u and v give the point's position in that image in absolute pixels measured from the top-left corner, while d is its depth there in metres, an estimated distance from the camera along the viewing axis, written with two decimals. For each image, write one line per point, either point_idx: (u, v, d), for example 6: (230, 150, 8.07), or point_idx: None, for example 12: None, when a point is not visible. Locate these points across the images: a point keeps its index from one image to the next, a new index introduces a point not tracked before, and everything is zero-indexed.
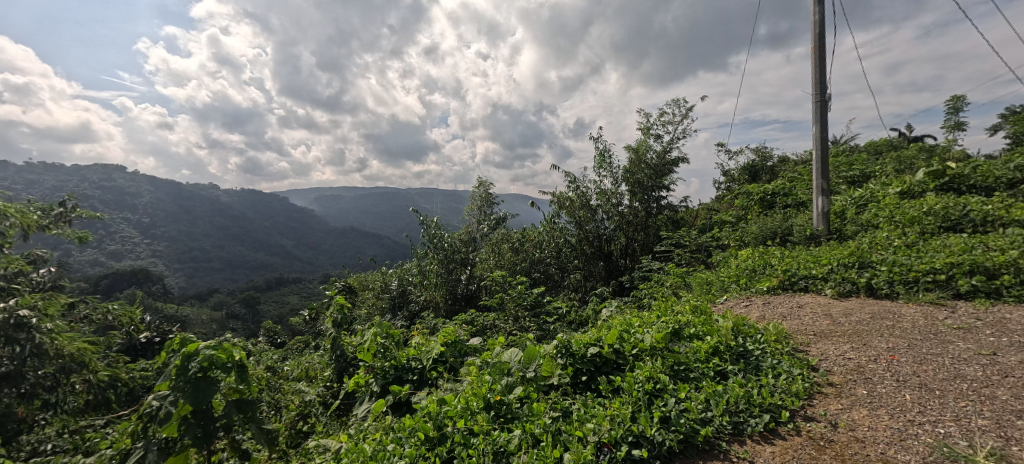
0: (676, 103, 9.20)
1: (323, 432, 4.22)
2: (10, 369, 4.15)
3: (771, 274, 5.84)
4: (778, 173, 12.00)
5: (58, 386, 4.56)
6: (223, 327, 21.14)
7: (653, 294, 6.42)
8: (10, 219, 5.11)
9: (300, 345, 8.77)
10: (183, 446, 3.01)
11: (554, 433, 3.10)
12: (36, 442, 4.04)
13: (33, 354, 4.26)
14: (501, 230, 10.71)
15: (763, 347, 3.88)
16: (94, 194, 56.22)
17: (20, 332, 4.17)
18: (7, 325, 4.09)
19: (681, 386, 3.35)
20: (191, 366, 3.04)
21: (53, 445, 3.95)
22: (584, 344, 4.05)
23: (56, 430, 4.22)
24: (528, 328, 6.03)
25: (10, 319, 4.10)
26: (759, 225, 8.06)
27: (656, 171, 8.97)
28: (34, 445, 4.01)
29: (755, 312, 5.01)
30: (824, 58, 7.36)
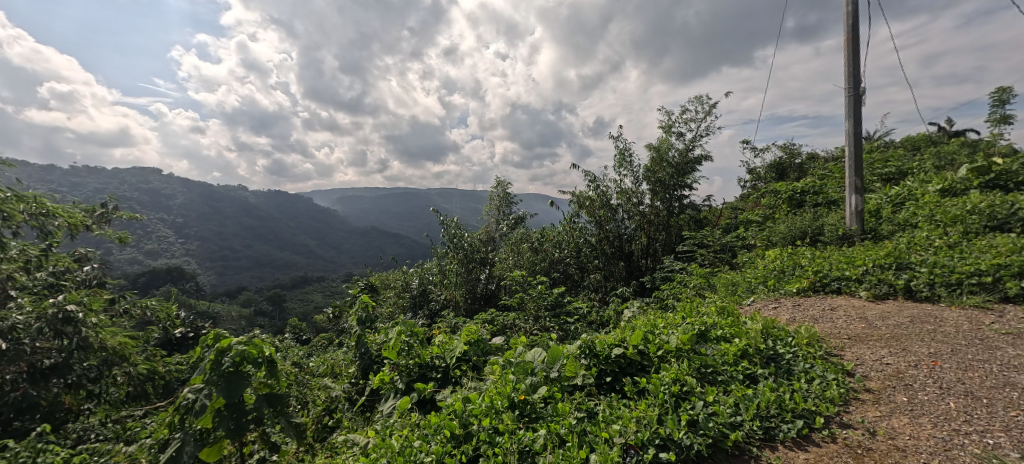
0: (700, 100, 9.06)
1: (348, 427, 4.31)
2: (59, 361, 4.38)
3: (801, 275, 5.69)
4: (807, 171, 11.65)
5: (101, 378, 4.72)
6: (252, 324, 21.75)
7: (676, 294, 6.32)
8: (58, 219, 5.39)
9: (324, 342, 8.93)
10: (217, 438, 3.11)
11: (579, 433, 3.09)
12: (80, 430, 4.20)
13: (79, 347, 4.43)
14: (520, 229, 10.72)
15: (794, 351, 3.78)
16: (130, 195, 58.72)
17: (68, 326, 4.39)
18: (56, 319, 4.33)
19: (710, 390, 3.29)
20: (224, 361, 3.15)
21: (95, 433, 4.15)
22: (608, 344, 4.02)
23: (99, 418, 4.41)
24: (549, 328, 6.01)
25: (58, 313, 4.35)
26: (788, 224, 7.84)
27: (678, 170, 8.84)
28: (79, 433, 4.17)
29: (784, 314, 4.87)
30: (857, 51, 7.11)
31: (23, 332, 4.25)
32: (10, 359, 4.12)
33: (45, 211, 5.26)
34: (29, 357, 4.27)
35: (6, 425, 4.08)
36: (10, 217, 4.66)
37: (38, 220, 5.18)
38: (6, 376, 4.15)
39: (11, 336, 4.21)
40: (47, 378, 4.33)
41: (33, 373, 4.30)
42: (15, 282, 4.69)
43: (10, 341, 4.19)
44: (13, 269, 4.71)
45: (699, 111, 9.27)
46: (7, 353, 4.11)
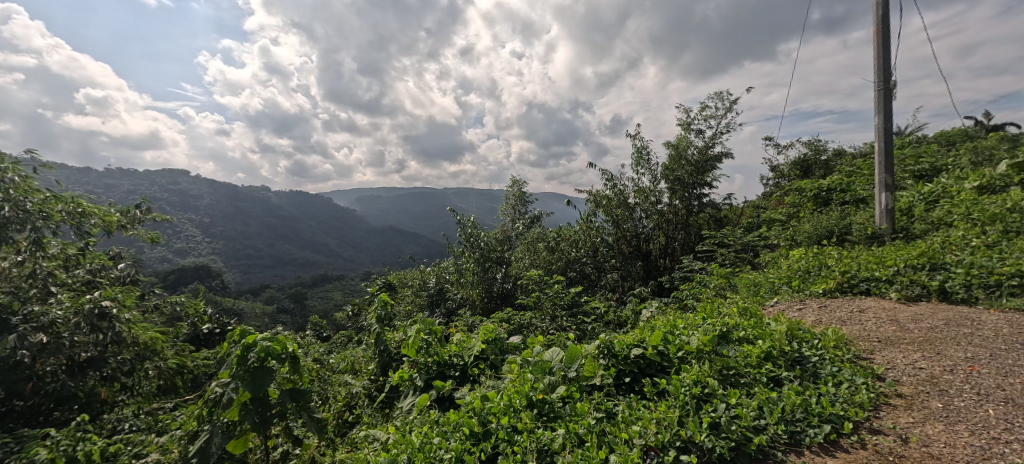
0: (721, 96, 8.88)
1: (368, 423, 4.36)
2: (95, 354, 4.50)
3: (827, 275, 5.52)
4: (833, 168, 11.31)
5: (134, 371, 4.90)
6: (274, 321, 22.23)
7: (695, 295, 6.21)
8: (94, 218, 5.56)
9: (343, 339, 9.05)
10: (243, 431, 3.13)
11: (598, 434, 3.05)
12: (115, 421, 4.32)
13: (113, 341, 4.61)
14: (536, 228, 10.67)
15: (820, 354, 3.66)
16: (159, 196, 60.71)
17: (103, 321, 4.54)
18: (91, 314, 4.48)
19: (732, 392, 3.22)
20: (250, 356, 3.21)
21: (129, 424, 4.28)
22: (627, 345, 3.97)
23: (132, 410, 4.57)
24: (566, 328, 5.97)
25: (94, 308, 4.50)
26: (813, 223, 7.62)
27: (698, 167, 8.70)
28: (114, 424, 4.30)
29: (809, 315, 4.73)
30: (888, 42, 6.87)
31: (62, 327, 4.38)
32: (51, 351, 4.18)
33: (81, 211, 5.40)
34: (68, 350, 4.31)
35: (47, 414, 4.22)
36: (48, 216, 4.78)
37: (75, 219, 5.33)
38: (46, 368, 4.20)
39: (50, 330, 4.33)
40: (83, 371, 4.46)
41: (72, 366, 4.38)
42: (54, 279, 4.82)
43: (51, 335, 4.31)
44: (52, 267, 4.88)
45: (719, 108, 9.11)
46: (48, 346, 4.18)
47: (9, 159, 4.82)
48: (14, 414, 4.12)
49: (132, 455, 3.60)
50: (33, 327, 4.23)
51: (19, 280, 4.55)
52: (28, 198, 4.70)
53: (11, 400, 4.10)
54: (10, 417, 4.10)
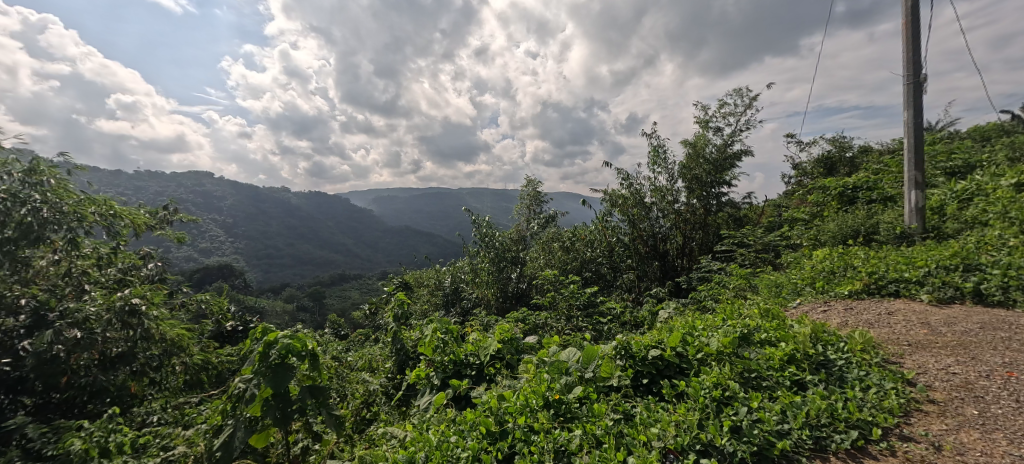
0: (740, 92, 8.71)
1: (386, 421, 4.38)
2: (125, 350, 4.67)
3: (853, 277, 5.35)
4: (859, 165, 10.99)
5: (162, 366, 5.09)
6: (295, 320, 22.60)
7: (713, 296, 6.09)
8: (124, 220, 5.72)
9: (361, 338, 9.15)
10: (264, 426, 3.22)
11: (616, 435, 3.01)
12: (144, 414, 4.44)
13: (142, 337, 4.81)
14: (551, 228, 10.58)
15: (847, 357, 3.54)
16: (184, 197, 62.40)
17: (133, 318, 4.73)
18: (122, 311, 4.64)
19: (753, 395, 3.14)
20: (272, 353, 3.24)
21: (157, 417, 4.39)
22: (644, 346, 3.90)
23: (160, 404, 4.67)
24: (582, 328, 5.92)
25: (125, 306, 4.65)
26: (839, 222, 7.40)
27: (716, 166, 8.57)
28: (144, 417, 4.42)
29: (835, 318, 4.58)
30: (917, 34, 6.63)
31: (95, 323, 4.47)
32: (84, 346, 4.29)
33: (113, 212, 5.55)
34: (101, 345, 4.45)
35: (81, 406, 4.37)
36: (83, 217, 4.88)
37: (107, 220, 5.35)
38: (80, 362, 4.31)
39: (84, 326, 4.39)
40: (115, 365, 4.61)
41: (103, 361, 4.52)
42: (88, 277, 4.95)
43: (86, 331, 4.38)
44: (86, 266, 5.00)
45: (738, 105, 8.95)
46: (82, 341, 4.29)
47: (47, 161, 4.92)
48: (52, 405, 4.30)
49: (160, 447, 3.71)
50: (67, 323, 4.30)
51: (55, 278, 4.71)
52: (64, 200, 4.85)
53: (48, 393, 4.25)
54: (48, 408, 4.27)
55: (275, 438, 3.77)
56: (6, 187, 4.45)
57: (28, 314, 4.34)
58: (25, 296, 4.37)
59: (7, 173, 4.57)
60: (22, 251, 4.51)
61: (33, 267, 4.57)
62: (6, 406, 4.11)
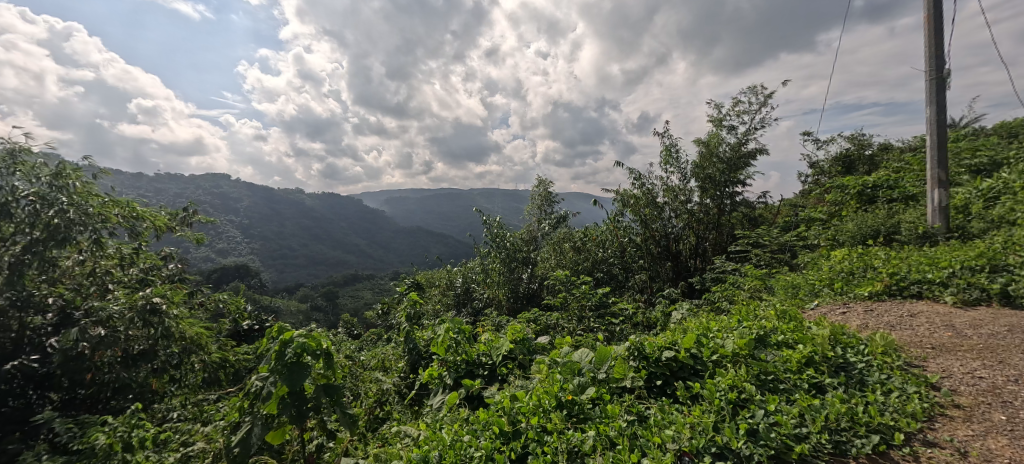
0: (755, 90, 8.58)
1: (398, 419, 4.40)
2: (146, 347, 4.72)
3: (873, 278, 5.23)
4: (879, 163, 10.75)
5: (182, 364, 5.15)
6: (309, 319, 22.88)
7: (728, 297, 6.00)
8: (146, 222, 5.82)
9: (373, 337, 9.23)
10: (280, 423, 3.23)
11: (630, 437, 2.97)
12: (165, 410, 4.57)
13: (163, 335, 4.82)
14: (563, 228, 10.52)
15: (867, 360, 3.46)
16: (200, 199, 63.58)
17: (155, 317, 4.75)
18: (144, 310, 4.67)
19: (770, 398, 3.08)
20: (287, 352, 3.28)
21: (177, 413, 4.49)
22: (658, 347, 3.86)
23: (180, 401, 4.79)
24: (594, 328, 5.88)
25: (147, 304, 4.69)
26: (858, 222, 7.25)
27: (730, 165, 8.46)
28: (165, 413, 4.53)
29: (854, 320, 4.48)
30: (940, 29, 6.47)
31: (119, 321, 4.52)
32: (108, 344, 4.35)
33: (135, 213, 5.65)
34: (124, 343, 4.53)
35: (105, 402, 4.50)
36: (107, 220, 5.02)
37: (130, 222, 5.50)
38: (104, 359, 4.38)
39: (109, 324, 4.48)
40: (137, 362, 4.64)
41: (126, 358, 4.57)
42: (111, 277, 5.08)
43: (109, 329, 4.47)
44: (109, 265, 5.14)
45: (753, 102, 8.83)
46: (106, 338, 4.35)
47: (72, 164, 5.04)
48: (77, 400, 4.43)
49: (180, 443, 3.81)
50: (92, 321, 4.39)
51: (81, 278, 4.87)
52: (89, 202, 4.96)
53: (75, 389, 4.37)
54: (74, 403, 4.41)
55: (291, 435, 3.78)
56: (35, 190, 4.53)
57: (56, 312, 4.51)
58: (52, 295, 4.51)
59: (36, 177, 4.70)
60: (50, 252, 4.54)
61: (60, 267, 4.69)
62: (35, 400, 4.24)
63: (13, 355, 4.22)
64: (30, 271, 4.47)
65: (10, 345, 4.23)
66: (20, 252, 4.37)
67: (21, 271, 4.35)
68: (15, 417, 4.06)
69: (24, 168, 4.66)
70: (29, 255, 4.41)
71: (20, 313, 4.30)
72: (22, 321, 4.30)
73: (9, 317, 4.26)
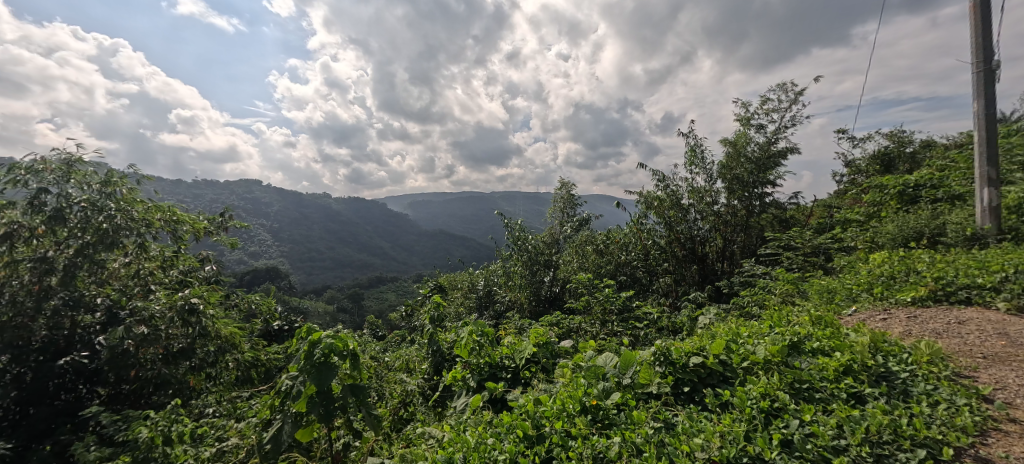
0: (785, 87, 8.30)
1: (422, 421, 4.42)
2: (186, 345, 4.86)
3: (916, 282, 4.98)
4: (922, 161, 10.27)
5: (218, 362, 5.29)
6: (336, 319, 23.35)
7: (758, 301, 5.80)
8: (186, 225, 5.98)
9: (397, 339, 9.32)
10: (309, 421, 3.27)
11: (657, 444, 2.89)
12: (201, 406, 4.75)
13: (201, 334, 4.95)
14: (584, 231, 10.10)
15: (911, 369, 3.27)
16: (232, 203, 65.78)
17: (193, 316, 4.84)
18: (183, 310, 4.76)
19: (806, 407, 2.96)
20: (315, 352, 3.32)
21: (212, 409, 4.64)
22: (685, 352, 3.75)
23: (215, 398, 4.97)
24: (618, 333, 5.77)
25: (185, 304, 4.75)
26: (898, 224, 6.92)
27: (759, 165, 8.21)
28: (200, 409, 4.70)
29: (896, 326, 4.25)
30: (987, 18, 6.12)
31: (160, 321, 4.71)
32: (151, 341, 4.53)
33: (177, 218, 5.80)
34: (164, 341, 4.70)
35: (148, 397, 4.69)
36: (151, 223, 5.16)
37: (172, 226, 5.67)
38: (147, 356, 4.53)
39: (151, 323, 4.66)
40: (176, 360, 4.80)
41: (167, 355, 4.73)
42: (154, 278, 5.23)
43: (151, 327, 4.65)
44: (152, 267, 5.29)
45: (782, 101, 8.56)
46: (149, 336, 4.54)
47: (120, 172, 5.26)
48: (122, 396, 4.69)
49: (215, 438, 3.90)
50: (136, 320, 4.59)
51: (126, 279, 5.02)
52: (133, 208, 5.15)
53: (119, 385, 4.62)
54: (119, 398, 4.68)
55: (319, 433, 3.84)
56: (86, 198, 4.75)
57: (104, 311, 4.70)
58: (100, 295, 4.72)
59: (87, 184, 4.92)
60: (99, 254, 4.73)
61: (107, 269, 4.83)
62: (84, 395, 4.51)
63: (66, 351, 4.43)
64: (81, 273, 4.67)
65: (62, 342, 4.43)
66: (74, 255, 4.57)
67: (74, 273, 4.58)
68: (66, 409, 4.32)
69: (77, 176, 4.87)
70: (80, 257, 4.60)
71: (72, 313, 4.49)
72: (74, 320, 4.50)
73: (63, 316, 4.46)
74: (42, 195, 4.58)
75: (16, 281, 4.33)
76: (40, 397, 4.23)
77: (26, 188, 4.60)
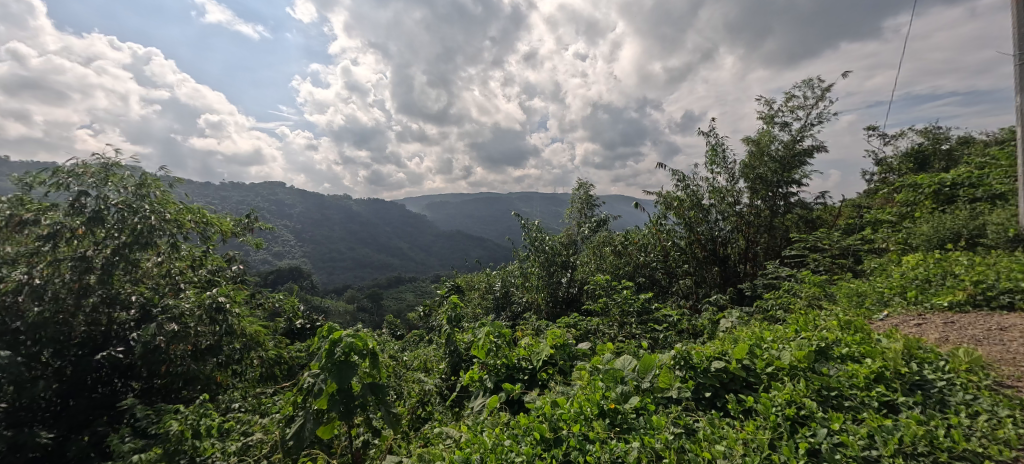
0: (810, 83, 8.07)
1: (439, 420, 4.41)
2: (213, 342, 4.94)
3: (953, 286, 4.75)
4: (958, 159, 9.87)
5: (243, 359, 5.42)
6: (355, 318, 23.69)
7: (782, 305, 5.62)
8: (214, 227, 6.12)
9: (416, 338, 9.37)
10: (330, 418, 3.29)
11: (677, 450, 2.81)
12: (228, 401, 4.82)
13: (227, 332, 5.01)
14: (603, 232, 9.84)
15: (949, 378, 3.09)
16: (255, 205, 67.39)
17: (220, 314, 4.93)
18: (211, 308, 4.85)
19: (834, 416, 2.84)
20: (336, 351, 3.34)
21: (238, 404, 4.71)
22: (707, 357, 3.64)
23: (241, 394, 5.06)
24: (636, 335, 5.68)
25: (211, 303, 4.85)
26: (933, 224, 6.66)
27: (783, 164, 8.02)
28: (228, 404, 4.77)
29: (932, 333, 4.05)
30: None
31: (189, 318, 4.77)
32: (181, 338, 4.59)
33: (206, 220, 5.93)
34: (194, 338, 4.74)
35: (178, 392, 4.77)
36: (182, 224, 5.28)
37: (201, 227, 5.80)
38: (177, 353, 4.63)
39: (181, 320, 4.73)
40: (204, 356, 4.87)
41: (196, 352, 4.83)
42: (183, 277, 5.43)
43: (181, 324, 4.71)
44: (182, 266, 5.49)
45: (808, 98, 8.32)
46: (179, 333, 4.59)
47: (153, 175, 5.39)
48: (154, 389, 4.77)
49: (240, 433, 3.96)
50: (167, 317, 4.66)
51: (158, 278, 5.21)
52: (166, 209, 5.29)
53: (152, 379, 4.72)
54: (152, 392, 4.76)
55: (339, 430, 3.84)
56: (122, 199, 4.86)
57: (138, 308, 4.80)
58: (135, 293, 4.86)
59: (123, 187, 5.01)
60: (134, 254, 4.82)
61: (141, 268, 4.99)
62: (120, 388, 4.69)
63: (103, 346, 4.62)
64: (117, 272, 4.74)
65: (99, 338, 4.63)
66: (110, 254, 4.63)
67: (111, 272, 4.61)
68: (103, 402, 4.50)
69: (114, 180, 5.01)
70: (117, 257, 4.67)
71: (109, 309, 4.67)
72: (110, 316, 4.69)
73: (100, 313, 4.63)
74: (82, 197, 4.74)
75: (57, 279, 4.33)
76: (79, 389, 4.43)
77: (68, 191, 4.77)
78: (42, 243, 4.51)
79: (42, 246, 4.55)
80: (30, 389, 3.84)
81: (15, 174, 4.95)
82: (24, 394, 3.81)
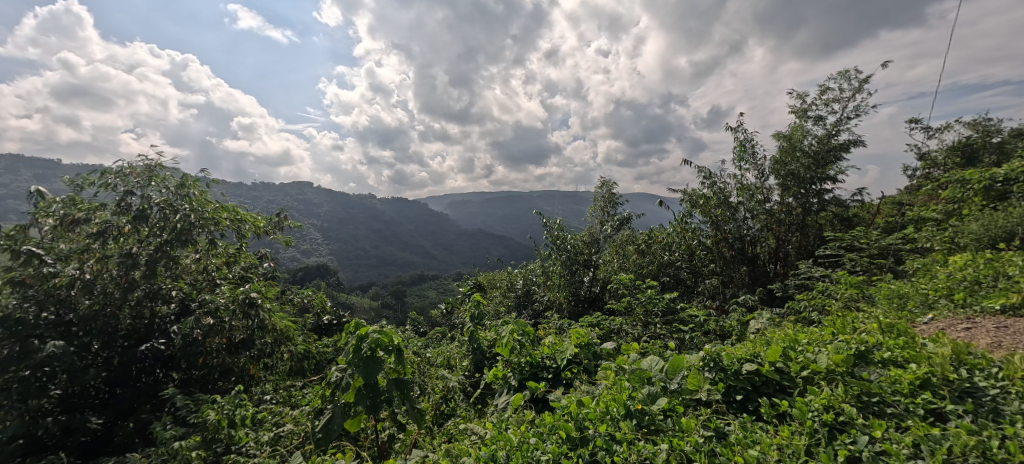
0: (846, 75, 7.75)
1: (464, 416, 4.44)
2: (246, 336, 5.08)
3: (1006, 288, 4.49)
4: (1010, 152, 9.35)
5: (274, 353, 5.58)
6: (379, 314, 24.06)
7: (816, 306, 5.43)
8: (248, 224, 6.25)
9: (439, 335, 9.44)
10: (357, 412, 3.35)
11: (707, 454, 2.74)
12: (260, 393, 4.97)
13: (259, 326, 5.14)
14: (626, 231, 9.59)
15: (1003, 386, 2.91)
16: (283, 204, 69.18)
17: (252, 309, 5.06)
18: (244, 303, 4.99)
19: (876, 423, 2.72)
20: (363, 347, 3.38)
21: (270, 397, 4.85)
22: (738, 359, 3.54)
23: (272, 386, 5.22)
24: (662, 335, 5.57)
25: (243, 298, 4.99)
26: (983, 222, 6.33)
27: (816, 160, 7.72)
28: (260, 396, 4.91)
29: (983, 338, 3.83)
30: None
31: (224, 313, 4.90)
32: (216, 331, 4.77)
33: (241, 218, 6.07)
34: (228, 331, 4.95)
35: (214, 383, 4.97)
36: (219, 222, 5.45)
37: (236, 224, 5.93)
38: (213, 345, 4.80)
39: (216, 315, 4.87)
40: (238, 350, 5.04)
41: (230, 345, 5.01)
42: (219, 273, 5.61)
43: (216, 319, 4.86)
44: (218, 262, 5.68)
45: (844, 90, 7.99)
46: (214, 327, 4.76)
47: (192, 176, 5.57)
48: (193, 380, 4.96)
49: (272, 423, 4.06)
50: (204, 311, 4.81)
51: (196, 274, 5.41)
52: (206, 208, 5.39)
53: (190, 370, 4.91)
54: (190, 382, 4.94)
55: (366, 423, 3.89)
56: (164, 198, 5.06)
57: (177, 302, 5.02)
58: (174, 288, 5.06)
59: (165, 187, 5.21)
60: (175, 251, 5.02)
61: (181, 264, 5.21)
62: (161, 378, 4.84)
63: (146, 338, 4.79)
64: (160, 267, 4.95)
65: (143, 330, 4.81)
66: (154, 251, 4.87)
67: (155, 268, 4.84)
68: (146, 390, 4.67)
69: (156, 180, 5.19)
70: (159, 253, 4.89)
71: (151, 303, 4.87)
72: (153, 310, 4.88)
73: (143, 306, 4.85)
74: (129, 197, 4.99)
75: (106, 274, 4.61)
76: (125, 379, 4.60)
77: (115, 191, 5.01)
78: (92, 240, 4.72)
79: (92, 243, 4.73)
80: (81, 377, 4.04)
81: (66, 176, 5.18)
82: (76, 381, 4.01)
